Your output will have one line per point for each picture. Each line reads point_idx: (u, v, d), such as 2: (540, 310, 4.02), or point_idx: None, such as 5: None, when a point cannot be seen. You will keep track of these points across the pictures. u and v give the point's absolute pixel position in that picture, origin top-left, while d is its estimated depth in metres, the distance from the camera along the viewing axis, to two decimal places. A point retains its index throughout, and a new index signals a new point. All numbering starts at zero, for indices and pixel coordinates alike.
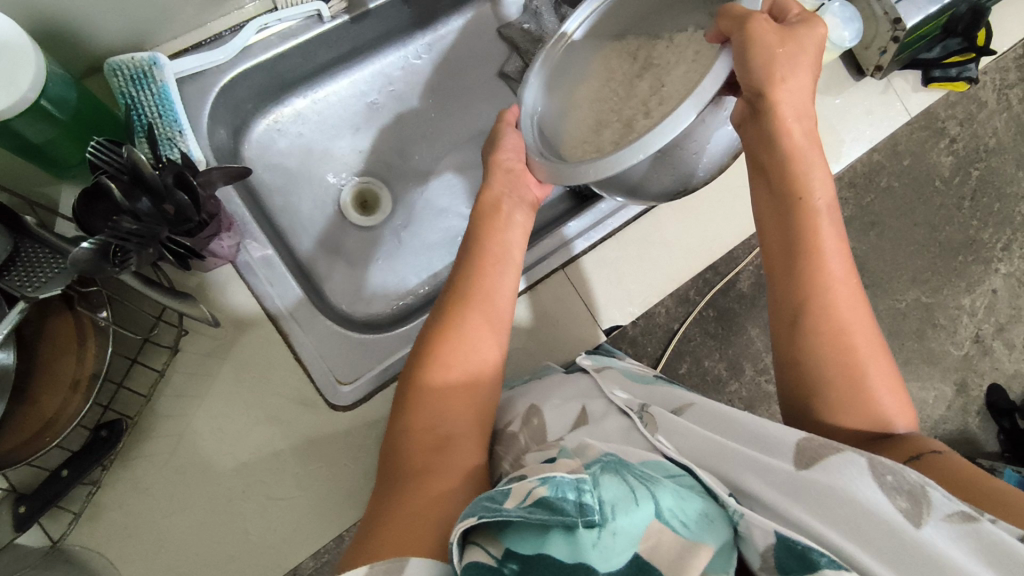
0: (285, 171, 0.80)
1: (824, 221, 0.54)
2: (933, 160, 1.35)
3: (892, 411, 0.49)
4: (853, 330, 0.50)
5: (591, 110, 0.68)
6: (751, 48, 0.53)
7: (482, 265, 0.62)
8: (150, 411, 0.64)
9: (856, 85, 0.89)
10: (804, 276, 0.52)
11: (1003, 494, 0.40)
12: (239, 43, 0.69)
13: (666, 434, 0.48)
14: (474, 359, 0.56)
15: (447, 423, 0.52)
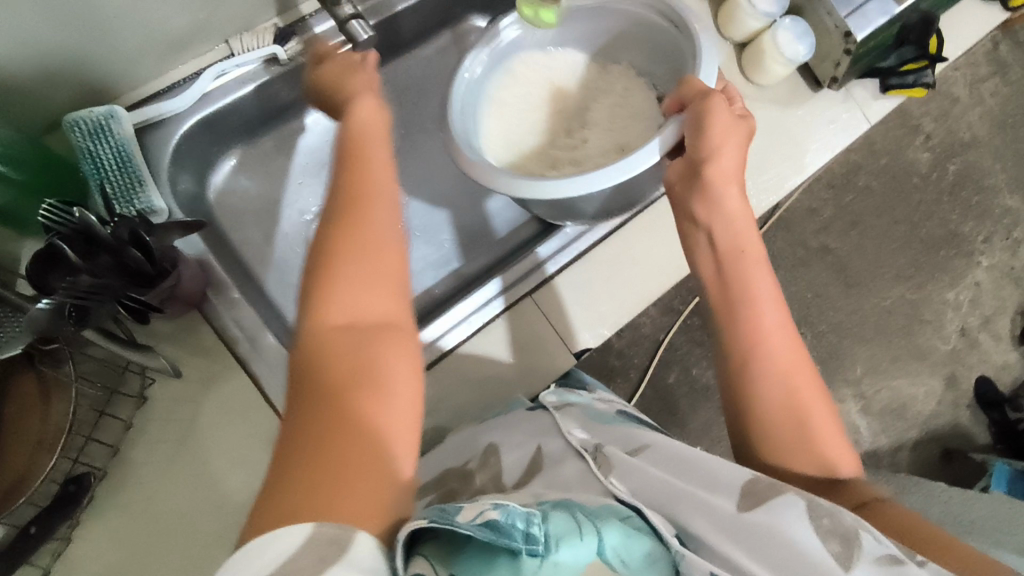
0: (252, 212, 0.81)
1: (757, 271, 0.57)
2: (912, 157, 1.70)
3: (836, 462, 0.51)
4: (796, 376, 0.52)
5: (520, 109, 0.80)
6: (705, 118, 0.59)
7: (362, 184, 0.54)
8: (120, 463, 0.65)
9: (815, 97, 0.90)
10: (744, 333, 0.54)
11: (938, 536, 0.44)
12: (198, 90, 0.70)
13: (619, 476, 0.51)
14: (379, 272, 0.50)
15: (366, 359, 0.46)
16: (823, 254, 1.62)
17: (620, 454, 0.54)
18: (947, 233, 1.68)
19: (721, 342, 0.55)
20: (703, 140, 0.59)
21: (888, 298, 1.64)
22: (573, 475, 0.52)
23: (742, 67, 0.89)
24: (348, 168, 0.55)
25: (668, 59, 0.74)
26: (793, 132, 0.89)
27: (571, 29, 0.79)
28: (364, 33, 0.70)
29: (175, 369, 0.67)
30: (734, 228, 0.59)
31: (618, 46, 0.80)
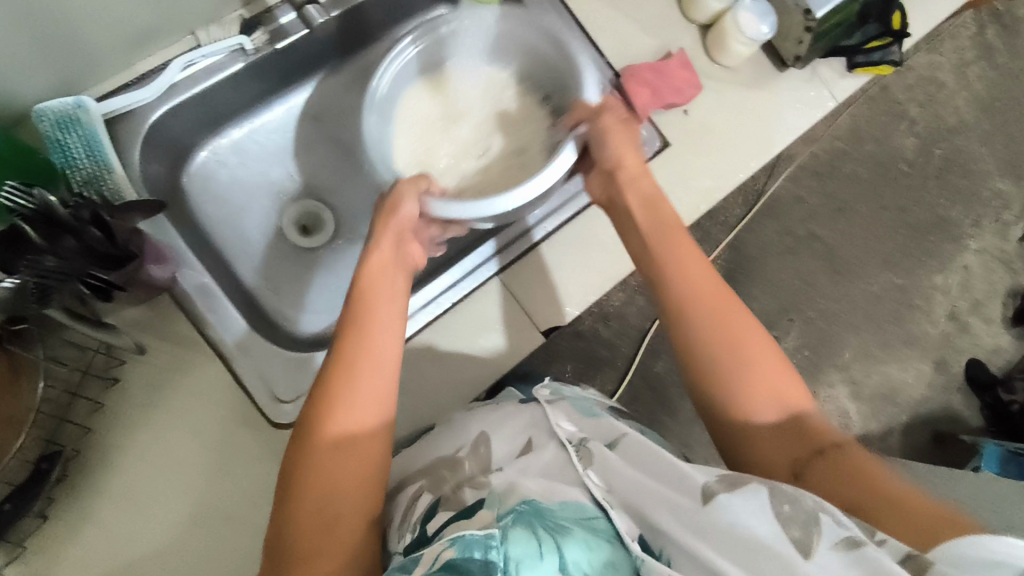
0: (228, 203, 0.83)
1: (681, 239, 0.66)
2: (898, 144, 1.71)
3: (789, 400, 0.56)
4: (743, 335, 0.58)
5: (417, 124, 0.89)
6: (605, 136, 0.74)
7: (366, 327, 0.58)
8: (94, 442, 0.66)
9: (781, 77, 0.91)
10: (683, 291, 0.61)
11: (892, 490, 0.49)
12: (166, 80, 0.71)
13: (598, 471, 0.52)
14: (364, 427, 0.54)
15: (338, 495, 0.51)
16: (811, 242, 1.65)
17: (601, 448, 0.54)
18: (935, 218, 1.71)
19: (663, 306, 0.63)
20: (609, 150, 0.74)
21: (876, 284, 1.66)
22: (552, 461, 0.54)
23: (707, 47, 0.89)
24: (356, 307, 0.61)
25: (547, 70, 0.86)
26: (759, 112, 0.90)
27: (470, 43, 0.89)
28: (320, 17, 0.76)
29: (139, 347, 0.68)
30: (655, 208, 0.70)
31: (512, 56, 0.90)
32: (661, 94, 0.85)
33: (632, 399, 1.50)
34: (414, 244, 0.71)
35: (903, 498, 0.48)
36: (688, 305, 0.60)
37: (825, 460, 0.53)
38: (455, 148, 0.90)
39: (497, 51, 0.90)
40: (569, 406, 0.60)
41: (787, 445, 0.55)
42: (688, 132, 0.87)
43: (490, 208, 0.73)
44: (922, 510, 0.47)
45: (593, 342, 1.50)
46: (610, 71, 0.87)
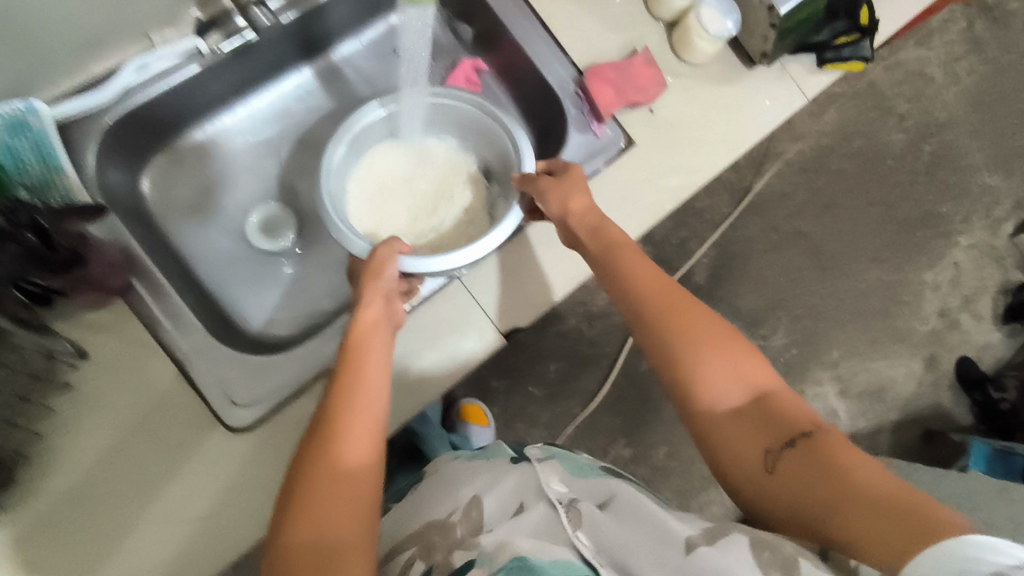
0: (189, 205, 0.83)
1: (633, 257, 0.68)
2: (886, 138, 1.70)
3: (751, 383, 0.59)
4: (705, 336, 0.61)
5: (372, 188, 0.84)
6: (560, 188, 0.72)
7: (359, 374, 0.59)
8: (45, 449, 0.65)
9: (749, 74, 0.90)
10: (643, 303, 0.64)
11: (868, 477, 0.49)
12: (120, 83, 0.70)
13: (586, 530, 0.54)
14: (357, 465, 0.54)
15: (333, 529, 0.50)
16: (797, 239, 1.64)
17: (589, 508, 0.56)
18: (925, 213, 1.70)
19: (629, 322, 0.65)
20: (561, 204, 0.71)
21: (864, 282, 1.65)
22: (540, 519, 0.55)
23: (672, 45, 0.89)
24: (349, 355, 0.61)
25: (497, 147, 0.82)
26: (728, 110, 0.89)
27: (418, 116, 0.83)
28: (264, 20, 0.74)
29: (81, 351, 0.68)
30: (603, 241, 0.70)
31: (457, 129, 0.85)
32: (625, 92, 0.84)
33: (616, 399, 1.50)
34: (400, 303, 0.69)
35: (871, 480, 0.49)
36: (653, 308, 0.63)
37: (796, 446, 0.54)
38: (417, 207, 0.86)
39: (442, 122, 0.85)
40: (558, 465, 0.64)
41: (758, 433, 0.56)
42: (654, 131, 0.86)
43: (416, 266, 0.69)
44: (892, 496, 0.46)
45: (578, 342, 1.49)
46: (574, 70, 0.86)
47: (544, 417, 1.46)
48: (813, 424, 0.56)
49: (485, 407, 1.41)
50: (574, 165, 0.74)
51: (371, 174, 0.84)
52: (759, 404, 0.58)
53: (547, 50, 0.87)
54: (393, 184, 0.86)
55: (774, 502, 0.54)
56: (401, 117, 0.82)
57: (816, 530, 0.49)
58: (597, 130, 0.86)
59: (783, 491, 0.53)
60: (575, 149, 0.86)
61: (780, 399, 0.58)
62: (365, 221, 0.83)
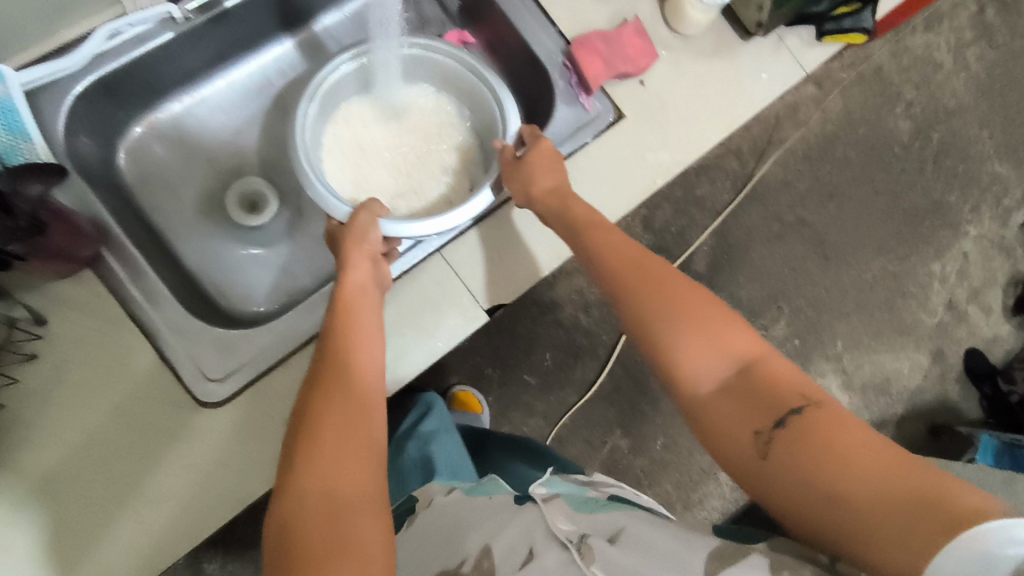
0: (165, 179, 0.81)
1: (608, 230, 0.68)
2: (893, 126, 1.66)
3: (732, 354, 0.57)
4: (685, 307, 0.60)
5: (349, 145, 0.85)
6: (536, 155, 0.75)
7: (354, 337, 0.64)
8: (12, 421, 0.64)
9: (744, 47, 0.88)
10: (623, 278, 0.64)
11: (866, 450, 0.47)
12: (91, 50, 0.68)
13: (601, 565, 0.51)
14: (357, 425, 0.57)
15: (344, 485, 0.53)
16: (799, 228, 1.60)
17: (602, 543, 0.53)
18: (932, 203, 1.65)
19: (611, 298, 0.65)
20: (529, 170, 0.74)
21: (868, 272, 1.61)
22: (554, 563, 0.51)
23: (665, 16, 0.86)
24: (341, 321, 0.65)
25: (477, 101, 0.83)
26: (721, 84, 0.86)
27: (393, 72, 0.83)
28: None
29: (41, 317, 0.66)
30: (571, 229, 0.71)
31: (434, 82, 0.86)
32: (613, 64, 0.81)
33: (613, 389, 1.47)
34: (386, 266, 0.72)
35: (869, 456, 0.47)
36: (635, 287, 0.63)
37: (790, 424, 0.51)
38: (394, 164, 0.86)
39: (420, 77, 0.86)
40: (564, 504, 0.60)
41: (748, 411, 0.54)
42: (645, 104, 0.83)
43: (392, 229, 0.72)
44: (899, 481, 0.45)
45: (574, 330, 1.46)
46: (562, 42, 0.84)
47: (539, 406, 1.43)
48: (804, 395, 0.53)
49: (479, 395, 1.38)
50: (543, 141, 0.75)
51: (351, 126, 0.85)
52: (745, 379, 0.55)
53: (534, 21, 0.84)
54: (369, 141, 0.86)
55: (772, 490, 0.51)
56: (378, 70, 0.82)
57: (827, 523, 0.47)
58: (585, 103, 0.83)
59: (779, 477, 0.50)
60: (562, 122, 0.84)
61: (768, 367, 0.56)
62: (342, 177, 0.83)
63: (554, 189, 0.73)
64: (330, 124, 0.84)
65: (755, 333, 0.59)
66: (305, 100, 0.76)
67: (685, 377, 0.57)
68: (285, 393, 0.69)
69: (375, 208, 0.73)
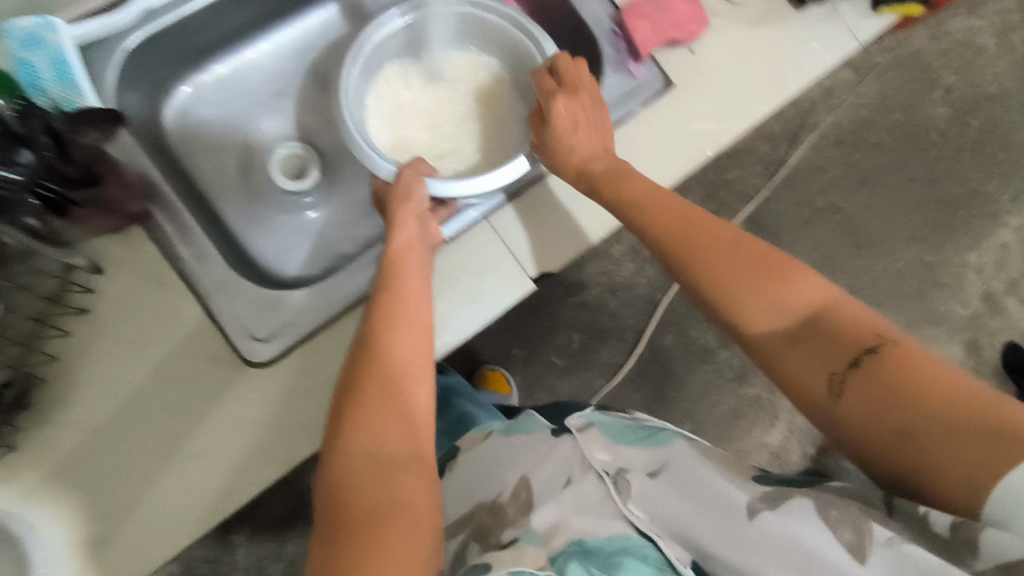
0: (208, 141, 0.81)
1: (648, 183, 0.66)
2: (930, 112, 1.62)
3: (792, 298, 0.53)
4: (738, 251, 0.56)
5: (390, 107, 0.86)
6: (570, 116, 0.72)
7: (400, 293, 0.62)
8: (61, 373, 0.64)
9: (797, 15, 0.85)
10: (663, 226, 0.62)
11: (942, 388, 0.44)
12: (140, 5, 0.68)
13: (638, 502, 0.58)
14: (404, 385, 0.56)
15: (385, 444, 0.52)
16: (831, 214, 1.57)
17: (641, 482, 0.60)
18: (969, 191, 1.61)
19: (652, 249, 0.62)
20: (570, 137, 0.72)
21: (901, 260, 1.58)
22: (593, 492, 0.59)
23: None
24: (388, 277, 0.64)
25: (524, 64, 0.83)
26: (772, 53, 0.84)
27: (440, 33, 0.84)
28: None
29: (96, 266, 0.65)
30: (616, 185, 0.68)
31: (481, 44, 0.86)
32: (663, 29, 0.79)
33: (639, 372, 1.45)
34: (435, 224, 0.71)
35: (945, 389, 0.44)
36: (682, 240, 0.59)
37: (861, 366, 0.48)
38: (433, 128, 0.87)
39: (468, 40, 0.86)
40: (599, 435, 0.65)
41: (816, 357, 0.51)
42: (694, 72, 0.81)
43: (437, 188, 0.70)
44: (974, 412, 0.42)
45: (600, 312, 1.44)
46: (611, 8, 0.83)
47: (565, 388, 1.42)
48: (875, 333, 0.49)
49: (506, 375, 1.37)
50: (573, 103, 0.72)
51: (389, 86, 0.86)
52: (811, 326, 0.52)
53: None
54: (410, 104, 0.87)
55: (849, 431, 0.48)
56: (428, 27, 0.82)
57: (905, 460, 0.45)
58: (632, 70, 0.81)
59: (852, 420, 0.48)
60: (610, 89, 0.81)
61: (836, 309, 0.52)
62: (383, 139, 0.85)
63: (584, 164, 0.71)
64: (372, 84, 0.84)
65: (817, 276, 0.54)
66: (361, 40, 0.75)
67: (741, 327, 0.55)
68: (329, 354, 0.69)
69: (420, 168, 0.72)
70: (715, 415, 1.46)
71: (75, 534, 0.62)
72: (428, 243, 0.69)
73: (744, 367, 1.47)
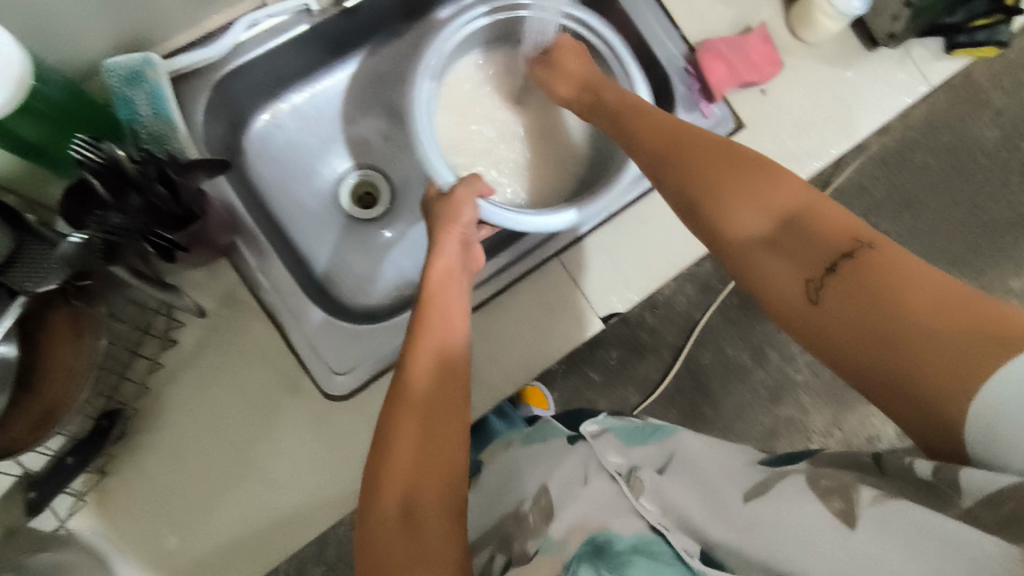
0: (284, 166, 0.82)
1: (645, 108, 0.66)
2: (979, 133, 1.54)
3: (778, 203, 0.51)
4: (724, 160, 0.55)
5: (458, 103, 0.87)
6: (569, 49, 0.77)
7: (432, 324, 0.58)
8: (154, 404, 0.66)
9: (869, 56, 0.85)
10: (658, 143, 0.61)
11: (918, 289, 0.42)
12: (230, 40, 0.69)
13: (649, 497, 0.51)
14: (441, 424, 0.51)
15: (421, 494, 0.48)
16: None
17: (650, 477, 0.53)
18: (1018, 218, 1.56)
19: (643, 168, 0.62)
20: (560, 64, 0.77)
21: None
22: (603, 494, 0.52)
23: (790, 23, 0.83)
24: (426, 307, 0.60)
25: None
26: (844, 94, 0.83)
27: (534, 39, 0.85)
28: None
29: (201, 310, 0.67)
30: (616, 107, 0.69)
31: None
32: (737, 70, 0.80)
33: (676, 390, 1.40)
34: (476, 245, 0.70)
35: (928, 294, 0.42)
36: (670, 155, 0.59)
37: (840, 270, 0.46)
38: (496, 136, 0.88)
39: None
40: (613, 438, 0.59)
41: (794, 263, 0.49)
42: (765, 113, 0.82)
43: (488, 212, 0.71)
44: (952, 314, 0.40)
45: (639, 328, 1.39)
46: (686, 46, 0.83)
47: (602, 403, 1.38)
48: (855, 237, 0.47)
49: (544, 390, 1.33)
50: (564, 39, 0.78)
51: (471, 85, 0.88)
52: (789, 229, 0.50)
53: (657, 22, 0.83)
54: (478, 105, 0.88)
55: (823, 338, 0.46)
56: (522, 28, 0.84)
57: (883, 370, 0.42)
58: (705, 110, 0.82)
59: (827, 326, 0.46)
60: None
61: (815, 212, 0.50)
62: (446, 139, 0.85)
63: (586, 78, 0.75)
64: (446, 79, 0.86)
65: (804, 183, 0.52)
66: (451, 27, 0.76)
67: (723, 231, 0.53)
68: None
69: (474, 187, 0.70)
70: (752, 434, 1.40)
71: (158, 553, 0.65)
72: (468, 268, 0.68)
73: (779, 387, 1.41)
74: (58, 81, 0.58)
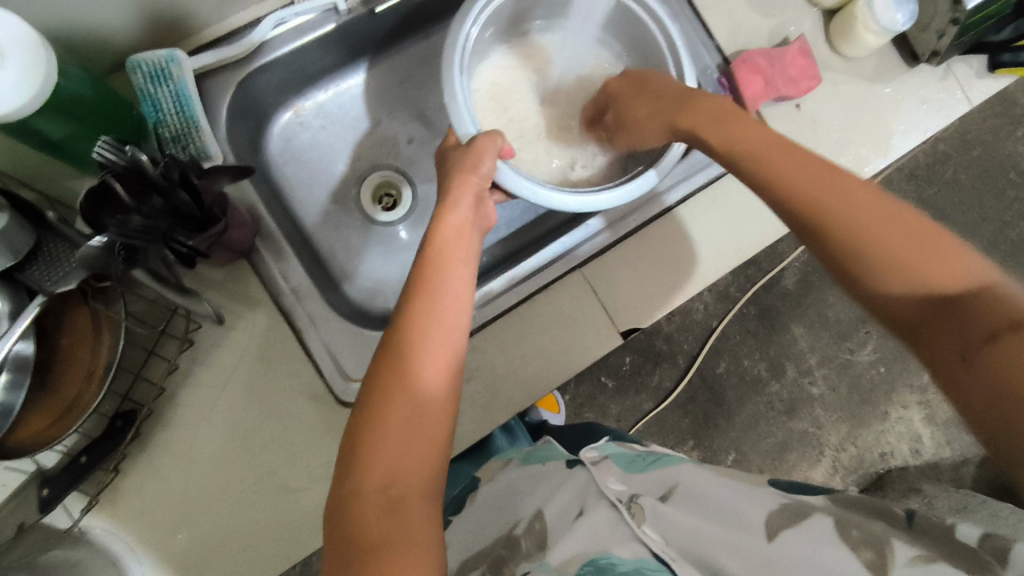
0: (306, 165, 0.81)
1: (756, 128, 0.59)
2: (1012, 149, 1.50)
3: (936, 273, 0.46)
4: (863, 209, 0.50)
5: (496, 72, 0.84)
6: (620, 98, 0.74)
7: (437, 299, 0.53)
8: (169, 405, 0.66)
9: (910, 72, 0.82)
10: (781, 175, 0.54)
11: None
12: (255, 38, 0.68)
13: (650, 523, 0.49)
14: (432, 408, 0.48)
15: (403, 478, 0.45)
16: None
17: (652, 503, 0.51)
18: None
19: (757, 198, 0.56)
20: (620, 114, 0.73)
21: None
22: (603, 520, 0.49)
23: (829, 36, 0.81)
24: (427, 278, 0.55)
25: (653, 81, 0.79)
26: (882, 110, 0.81)
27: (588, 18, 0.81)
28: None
29: (218, 317, 0.67)
30: (716, 118, 0.62)
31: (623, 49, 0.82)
32: (773, 85, 0.77)
33: (689, 399, 1.35)
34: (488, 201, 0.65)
35: None
36: (804, 191, 0.52)
37: (1003, 341, 0.42)
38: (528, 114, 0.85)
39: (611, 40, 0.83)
40: (612, 465, 0.58)
41: (952, 331, 0.45)
42: (799, 128, 0.79)
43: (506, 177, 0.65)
44: None
45: (657, 337, 1.35)
46: (719, 56, 0.81)
47: (613, 409, 1.33)
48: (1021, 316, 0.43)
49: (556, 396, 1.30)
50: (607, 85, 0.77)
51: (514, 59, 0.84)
52: (947, 300, 0.46)
53: (691, 30, 0.81)
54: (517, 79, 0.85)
55: (970, 404, 0.42)
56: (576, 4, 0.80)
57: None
58: None
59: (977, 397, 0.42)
60: None
61: (990, 291, 0.45)
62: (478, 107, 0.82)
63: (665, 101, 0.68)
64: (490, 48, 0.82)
65: (969, 253, 0.48)
66: None
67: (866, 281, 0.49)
68: None
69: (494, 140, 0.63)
70: (764, 446, 1.35)
71: (164, 551, 0.64)
72: (478, 227, 0.63)
73: (795, 401, 1.37)
74: (83, 77, 0.57)
